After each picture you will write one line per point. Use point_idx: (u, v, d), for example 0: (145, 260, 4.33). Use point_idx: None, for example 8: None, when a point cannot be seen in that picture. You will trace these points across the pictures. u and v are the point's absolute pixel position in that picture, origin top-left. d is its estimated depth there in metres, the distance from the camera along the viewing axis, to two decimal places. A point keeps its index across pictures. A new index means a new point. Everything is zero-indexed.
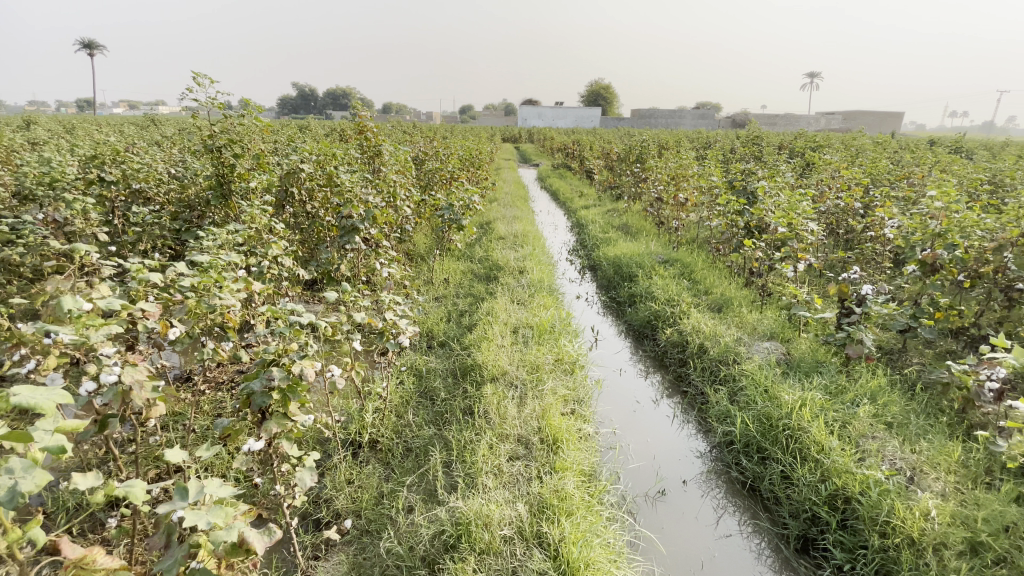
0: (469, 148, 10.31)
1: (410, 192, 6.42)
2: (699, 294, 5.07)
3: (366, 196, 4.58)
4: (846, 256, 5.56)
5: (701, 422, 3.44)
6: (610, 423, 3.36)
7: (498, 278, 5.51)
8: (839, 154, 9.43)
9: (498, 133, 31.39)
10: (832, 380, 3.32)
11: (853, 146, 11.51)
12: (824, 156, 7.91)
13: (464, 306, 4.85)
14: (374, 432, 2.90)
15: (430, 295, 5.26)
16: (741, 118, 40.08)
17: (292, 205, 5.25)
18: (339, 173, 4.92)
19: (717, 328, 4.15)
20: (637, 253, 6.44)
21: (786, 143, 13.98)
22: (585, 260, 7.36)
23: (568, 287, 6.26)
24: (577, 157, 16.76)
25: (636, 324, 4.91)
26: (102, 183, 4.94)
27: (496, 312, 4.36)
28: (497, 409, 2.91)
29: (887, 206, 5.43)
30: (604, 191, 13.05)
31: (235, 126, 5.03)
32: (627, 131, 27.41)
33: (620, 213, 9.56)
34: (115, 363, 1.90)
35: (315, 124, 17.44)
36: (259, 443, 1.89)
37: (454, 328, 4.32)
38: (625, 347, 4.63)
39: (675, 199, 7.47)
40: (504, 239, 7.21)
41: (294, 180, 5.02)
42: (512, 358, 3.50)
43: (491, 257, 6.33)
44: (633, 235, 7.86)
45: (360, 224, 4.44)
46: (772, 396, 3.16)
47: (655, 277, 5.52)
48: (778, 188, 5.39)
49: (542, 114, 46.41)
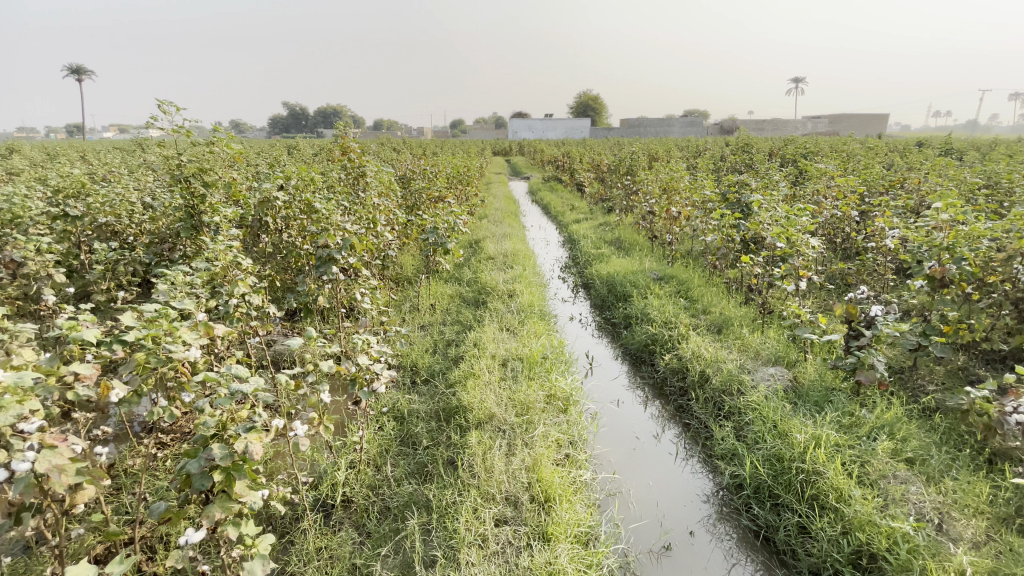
0: (457, 165, 10.13)
1: (394, 215, 6.19)
2: (697, 314, 4.84)
3: (343, 224, 4.35)
4: (847, 268, 5.35)
5: (707, 460, 3.18)
6: (609, 464, 3.09)
7: (486, 302, 5.27)
8: (831, 160, 9.31)
9: (488, 147, 31.49)
10: (844, 411, 3.08)
11: (844, 151, 11.40)
12: (817, 164, 7.74)
13: (451, 336, 4.60)
14: (348, 490, 2.64)
15: (416, 323, 5.01)
16: (729, 125, 40.33)
17: (268, 233, 5.02)
18: (316, 199, 4.70)
19: (718, 353, 3.91)
20: (631, 270, 6.23)
21: (776, 150, 13.90)
22: (578, 277, 7.14)
23: (560, 307, 6.02)
24: (568, 169, 16.61)
25: (633, 348, 4.67)
26: (64, 218, 4.65)
27: (484, 342, 4.11)
28: (483, 460, 2.65)
29: (887, 215, 5.23)
30: (595, 204, 12.88)
31: (206, 154, 4.81)
32: (615, 142, 27.47)
33: (612, 227, 9.36)
34: (31, 449, 1.65)
35: (303, 144, 17.22)
36: (199, 534, 1.64)
37: (440, 362, 4.06)
38: (622, 373, 4.38)
39: (668, 212, 7.28)
40: (494, 259, 6.99)
41: (269, 208, 4.79)
42: (500, 398, 3.25)
43: (480, 279, 6.09)
44: (626, 250, 7.66)
45: (338, 254, 4.20)
46: (782, 432, 2.92)
47: (651, 296, 5.30)
48: (773, 200, 5.20)
49: (532, 126, 46.64)
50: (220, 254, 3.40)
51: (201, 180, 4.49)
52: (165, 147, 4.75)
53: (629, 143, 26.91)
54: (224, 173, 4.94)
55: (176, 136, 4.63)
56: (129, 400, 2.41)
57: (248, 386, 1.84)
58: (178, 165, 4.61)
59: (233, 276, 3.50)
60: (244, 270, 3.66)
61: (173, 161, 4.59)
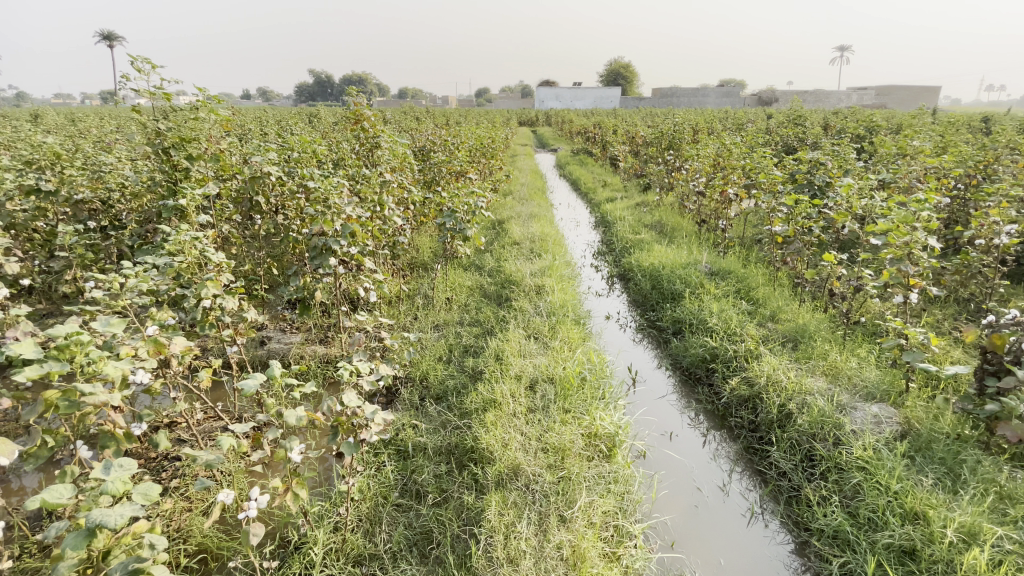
0: (481, 136, 9.27)
1: (408, 193, 5.46)
2: (763, 325, 4.02)
3: (345, 207, 3.64)
4: (945, 270, 4.42)
5: (797, 531, 2.45)
6: (668, 532, 2.38)
7: (510, 299, 4.57)
8: (910, 135, 8.09)
9: (514, 117, 30.23)
10: (989, 482, 2.30)
11: (915, 124, 10.11)
12: (899, 140, 6.63)
13: (468, 341, 3.90)
14: (328, 568, 2.01)
15: (429, 322, 4.33)
16: (769, 95, 37.98)
17: (263, 214, 4.36)
18: (313, 175, 3.99)
19: (802, 381, 3.13)
20: (679, 261, 5.41)
21: (834, 123, 12.48)
22: (613, 267, 6.36)
23: (595, 304, 5.26)
24: (599, 142, 15.49)
25: (685, 362, 3.91)
26: (37, 193, 4.06)
27: (509, 356, 3.40)
28: (506, 543, 1.99)
29: (1006, 206, 4.22)
30: (629, 180, 11.88)
31: (188, 120, 4.14)
32: (648, 113, 25.91)
33: (651, 208, 8.45)
34: None
35: (323, 112, 16.47)
36: None
37: (454, 379, 3.38)
38: (673, 394, 3.65)
39: (723, 193, 6.35)
40: (520, 243, 6.24)
41: (262, 186, 4.12)
42: (528, 440, 2.57)
43: (504, 269, 5.36)
44: (668, 235, 6.81)
45: (335, 243, 3.50)
46: (911, 515, 2.18)
47: (706, 297, 4.48)
48: (862, 185, 4.27)
49: (559, 95, 44.96)
50: (183, 247, 2.75)
51: (183, 153, 3.82)
52: (142, 112, 4.08)
53: (667, 113, 25.29)
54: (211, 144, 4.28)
55: (155, 99, 3.96)
56: (37, 453, 1.81)
57: (127, 504, 1.24)
58: (157, 134, 3.94)
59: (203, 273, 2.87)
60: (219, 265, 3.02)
61: (152, 130, 3.93)
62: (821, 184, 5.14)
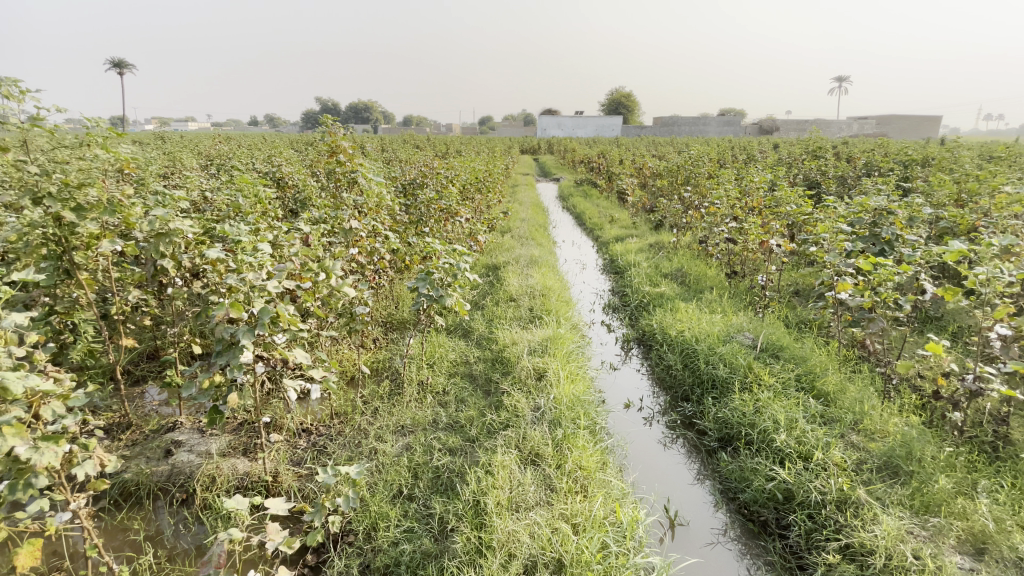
0: (477, 170, 8.36)
1: (382, 243, 4.44)
2: (847, 440, 2.94)
3: (268, 284, 2.59)
4: None
5: None
6: None
7: (502, 389, 3.51)
8: (965, 171, 7.09)
9: (514, 144, 29.80)
10: None
11: (952, 158, 9.19)
12: (966, 182, 5.63)
13: (442, 462, 2.81)
14: None
15: (392, 423, 3.24)
16: (770, 124, 37.74)
17: (179, 280, 3.31)
18: (237, 232, 2.95)
19: (943, 569, 2.04)
20: (714, 329, 4.36)
21: (858, 155, 11.57)
22: (629, 327, 5.30)
23: (611, 383, 4.18)
24: (604, 174, 14.66)
25: (744, 495, 2.81)
26: None
27: (494, 510, 2.31)
28: None
29: None
30: (638, 215, 10.96)
31: (79, 156, 3.12)
32: (650, 142, 25.40)
33: (668, 251, 7.45)
34: None
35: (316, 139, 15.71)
36: None
37: (413, 543, 2.28)
38: (732, 553, 2.53)
39: (760, 241, 5.33)
40: (518, 299, 5.22)
41: (173, 245, 3.08)
42: None
43: (497, 338, 4.31)
44: (693, 289, 5.78)
45: (248, 337, 2.44)
46: None
47: (762, 391, 3.40)
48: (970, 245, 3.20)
49: (560, 124, 44.97)
50: None
51: (59, 205, 2.77)
52: (17, 147, 3.04)
53: (672, 141, 24.75)
54: (115, 189, 3.26)
55: (32, 131, 2.96)
56: None
57: None
58: (28, 177, 2.90)
59: (31, 419, 1.88)
60: (51, 388, 1.95)
61: (22, 172, 2.88)
62: (890, 237, 4.13)
